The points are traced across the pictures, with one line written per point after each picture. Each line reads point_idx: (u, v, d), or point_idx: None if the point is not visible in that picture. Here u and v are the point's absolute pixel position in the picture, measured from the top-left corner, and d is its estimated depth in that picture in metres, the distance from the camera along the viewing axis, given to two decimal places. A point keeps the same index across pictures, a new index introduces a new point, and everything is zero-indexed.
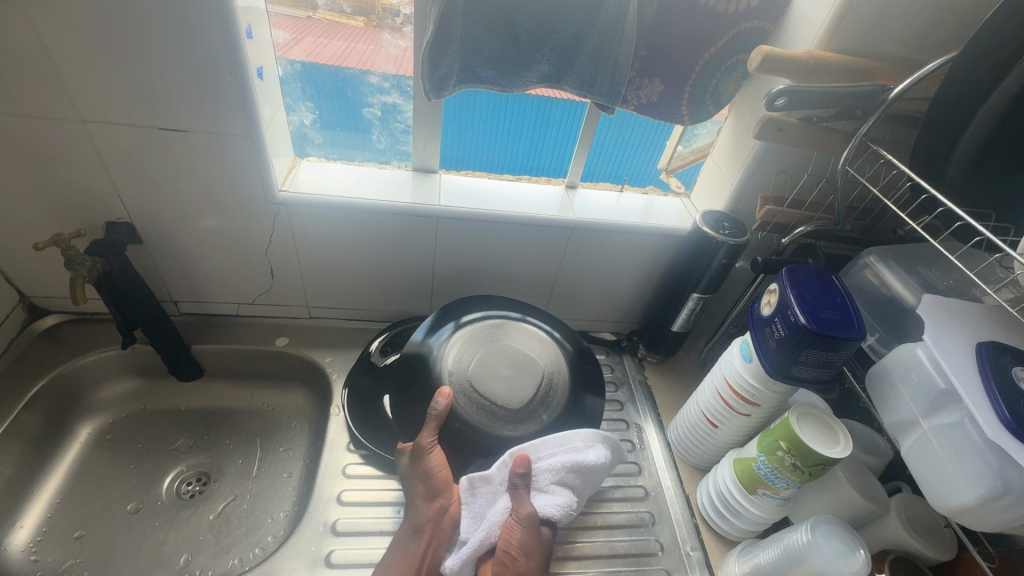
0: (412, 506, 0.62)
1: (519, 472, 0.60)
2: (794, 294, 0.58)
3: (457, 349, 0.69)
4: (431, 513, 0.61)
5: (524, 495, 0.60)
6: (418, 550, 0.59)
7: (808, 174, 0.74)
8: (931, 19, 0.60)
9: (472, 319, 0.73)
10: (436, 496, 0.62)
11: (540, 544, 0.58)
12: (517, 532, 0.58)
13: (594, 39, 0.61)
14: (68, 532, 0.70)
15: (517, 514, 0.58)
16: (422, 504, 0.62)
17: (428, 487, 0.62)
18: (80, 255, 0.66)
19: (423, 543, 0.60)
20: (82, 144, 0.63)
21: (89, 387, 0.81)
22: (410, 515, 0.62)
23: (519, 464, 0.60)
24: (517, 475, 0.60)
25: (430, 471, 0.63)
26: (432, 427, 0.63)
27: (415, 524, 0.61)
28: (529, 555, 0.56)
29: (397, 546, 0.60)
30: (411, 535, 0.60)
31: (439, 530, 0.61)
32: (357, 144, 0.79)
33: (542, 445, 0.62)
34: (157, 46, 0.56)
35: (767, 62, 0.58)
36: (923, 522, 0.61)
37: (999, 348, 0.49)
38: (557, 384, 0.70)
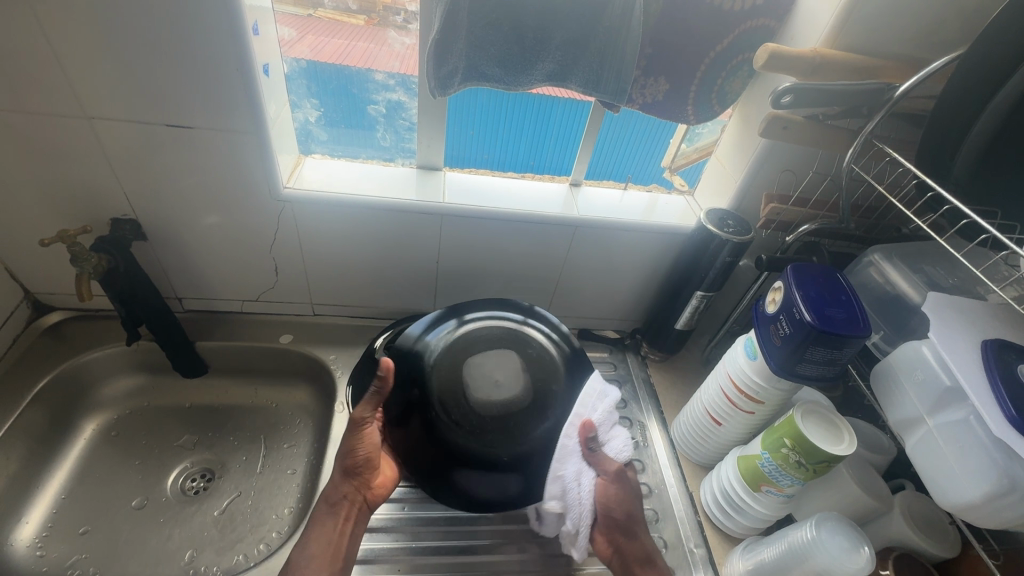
0: (331, 480, 0.64)
1: (590, 437, 0.64)
2: (799, 292, 0.58)
3: (453, 348, 0.66)
4: (346, 491, 0.62)
5: (601, 452, 0.66)
6: (333, 526, 0.60)
7: (812, 172, 0.74)
8: (937, 17, 0.60)
9: (472, 317, 0.71)
10: (353, 475, 0.63)
11: (625, 482, 0.66)
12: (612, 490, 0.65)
13: (599, 38, 0.61)
14: (73, 528, 0.70)
15: (608, 475, 0.65)
16: (341, 480, 0.63)
17: (348, 464, 0.63)
18: (85, 252, 0.65)
19: (339, 521, 0.61)
20: (88, 140, 0.63)
21: (93, 383, 0.81)
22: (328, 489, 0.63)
23: (588, 430, 0.64)
24: (590, 439, 0.64)
25: (354, 448, 0.63)
26: (370, 404, 0.63)
27: (331, 500, 0.62)
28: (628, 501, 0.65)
29: (318, 524, 0.60)
30: (328, 511, 0.61)
31: (354, 510, 0.62)
32: (362, 142, 0.79)
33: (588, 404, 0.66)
34: (164, 43, 0.56)
35: (772, 60, 0.58)
36: (926, 519, 0.61)
37: (1004, 346, 0.49)
38: (547, 388, 0.65)
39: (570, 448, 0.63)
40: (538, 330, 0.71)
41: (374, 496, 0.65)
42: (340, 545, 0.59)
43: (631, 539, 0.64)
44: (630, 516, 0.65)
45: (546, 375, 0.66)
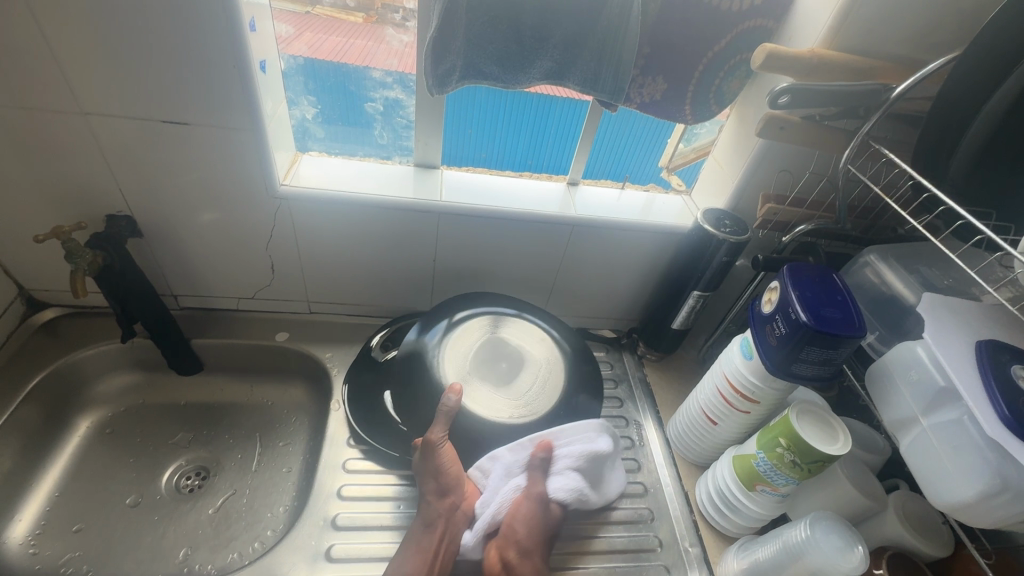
0: (425, 501, 0.63)
1: (540, 454, 0.63)
2: (795, 292, 0.58)
3: (454, 346, 0.71)
4: (442, 509, 0.62)
5: (540, 475, 0.63)
6: (430, 545, 0.60)
7: (810, 172, 0.74)
8: (934, 19, 0.61)
9: (467, 316, 0.74)
10: (446, 493, 0.63)
11: (546, 518, 0.61)
12: (524, 508, 0.61)
13: (597, 36, 0.61)
14: (67, 526, 0.70)
15: (529, 491, 0.62)
16: (434, 500, 0.63)
17: (439, 483, 0.63)
18: (81, 248, 0.65)
19: (436, 539, 0.60)
20: (83, 136, 0.62)
21: (88, 380, 0.80)
22: (422, 511, 0.63)
23: (542, 448, 0.64)
24: (537, 459, 0.63)
25: (441, 468, 0.63)
26: (443, 423, 0.64)
27: (428, 520, 0.62)
28: (535, 527, 0.60)
29: (413, 542, 0.60)
30: (424, 531, 0.61)
31: (449, 526, 0.62)
32: (359, 139, 0.79)
33: (561, 432, 0.65)
34: (161, 39, 0.56)
35: (770, 61, 0.58)
36: (920, 519, 0.61)
37: (998, 347, 0.49)
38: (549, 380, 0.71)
39: (516, 458, 0.64)
40: (529, 320, 0.76)
41: (470, 505, 0.64)
42: (434, 564, 0.58)
43: (524, 560, 0.58)
44: (534, 544, 0.59)
45: (545, 361, 0.73)
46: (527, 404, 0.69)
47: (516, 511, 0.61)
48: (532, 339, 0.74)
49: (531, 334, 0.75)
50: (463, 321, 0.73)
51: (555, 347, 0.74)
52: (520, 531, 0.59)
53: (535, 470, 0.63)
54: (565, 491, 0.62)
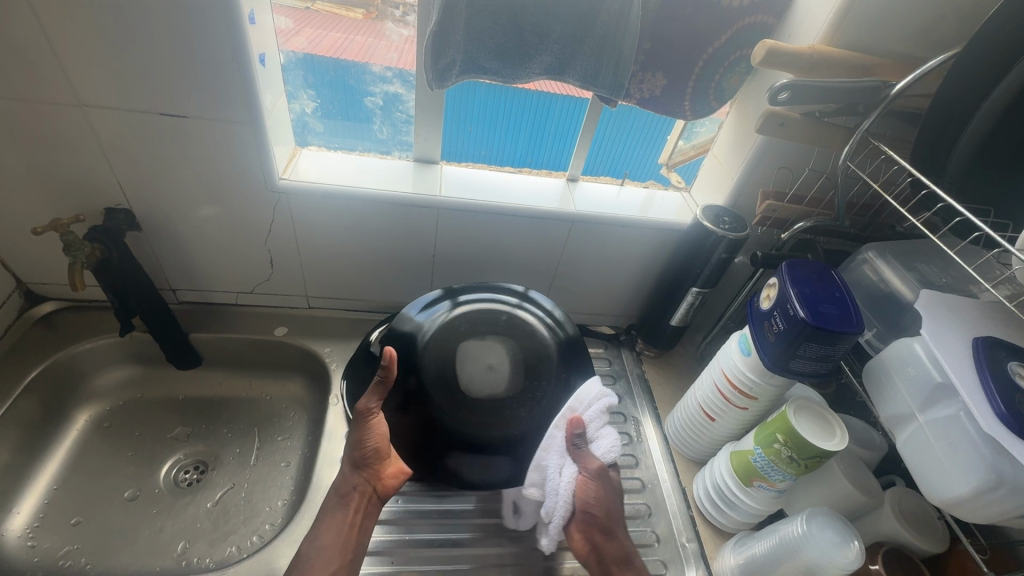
0: (341, 472, 0.63)
1: (575, 433, 0.60)
2: (794, 288, 0.58)
3: (444, 330, 0.66)
4: (357, 484, 0.62)
5: (587, 449, 0.61)
6: (344, 519, 0.60)
7: (809, 169, 0.74)
8: (935, 16, 0.61)
9: (467, 301, 0.71)
10: (363, 468, 0.63)
11: (608, 487, 0.61)
12: (591, 488, 0.60)
13: (598, 32, 0.61)
14: (65, 519, 0.70)
15: (586, 470, 0.60)
16: (351, 473, 0.62)
17: (357, 457, 0.62)
18: (79, 241, 0.65)
19: (350, 513, 0.60)
20: (82, 129, 0.62)
21: (86, 374, 0.80)
22: (338, 481, 0.63)
23: (574, 427, 0.61)
24: (576, 436, 0.61)
25: (363, 442, 0.62)
26: (375, 394, 0.62)
27: (341, 493, 0.62)
28: (607, 503, 0.60)
29: (328, 516, 0.60)
30: (337, 504, 0.61)
31: (362, 503, 0.62)
32: (359, 134, 0.79)
33: (578, 401, 0.62)
34: (160, 31, 0.56)
35: (770, 57, 0.58)
36: (916, 515, 0.62)
37: (995, 343, 0.50)
38: (541, 377, 0.66)
39: (555, 441, 0.61)
40: (531, 314, 0.71)
41: (386, 488, 0.64)
42: (352, 538, 0.59)
43: (608, 537, 0.60)
44: (609, 515, 0.60)
45: (538, 359, 0.67)
46: (515, 401, 0.64)
47: (581, 491, 0.60)
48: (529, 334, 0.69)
49: (531, 329, 0.69)
50: (462, 306, 0.69)
51: (552, 341, 0.69)
52: (595, 509, 0.60)
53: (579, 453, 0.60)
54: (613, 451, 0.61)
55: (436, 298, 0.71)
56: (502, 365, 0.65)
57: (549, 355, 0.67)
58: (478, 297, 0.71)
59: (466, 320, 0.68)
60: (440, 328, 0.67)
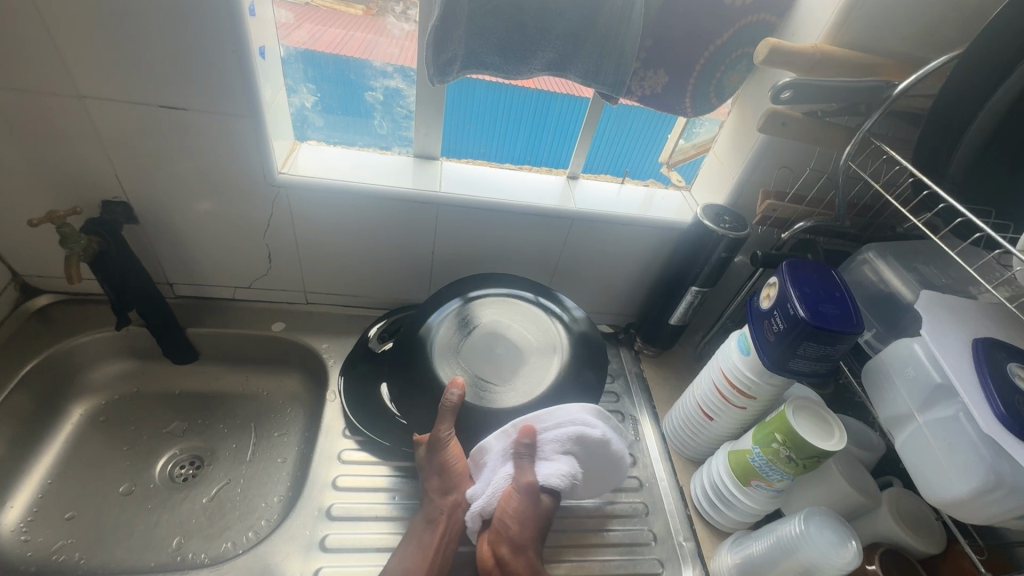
0: (428, 498, 0.63)
1: (524, 441, 0.59)
2: (794, 288, 0.58)
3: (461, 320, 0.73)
4: (446, 505, 0.61)
5: (529, 462, 0.59)
6: (432, 543, 0.59)
7: (810, 169, 0.74)
8: (938, 15, 0.60)
9: (481, 296, 0.75)
10: (451, 489, 0.62)
11: (538, 512, 0.57)
12: (515, 500, 0.57)
13: (600, 28, 0.61)
14: (59, 513, 0.69)
15: (518, 482, 0.57)
16: (438, 498, 0.62)
17: (444, 481, 0.62)
18: (75, 234, 0.65)
19: (437, 536, 0.59)
20: (79, 120, 0.62)
21: (81, 368, 0.80)
22: (426, 507, 0.62)
23: (523, 434, 0.60)
24: (524, 446, 0.59)
25: (447, 464, 0.62)
26: (446, 420, 0.62)
27: (429, 516, 0.61)
28: (524, 522, 0.56)
29: (412, 538, 0.60)
30: (424, 527, 0.60)
31: (452, 523, 0.61)
32: (359, 129, 0.78)
33: (545, 416, 0.62)
34: (160, 21, 0.55)
35: (772, 55, 0.58)
36: (913, 515, 0.62)
37: (994, 344, 0.50)
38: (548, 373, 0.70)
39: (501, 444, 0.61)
40: (544, 311, 0.75)
41: (476, 501, 0.63)
42: (436, 560, 0.58)
43: (518, 555, 0.55)
44: (529, 536, 0.56)
45: (549, 347, 0.72)
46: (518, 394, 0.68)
47: (506, 506, 0.57)
48: (541, 325, 0.74)
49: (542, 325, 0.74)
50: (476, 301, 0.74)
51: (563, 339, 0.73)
52: (511, 525, 0.55)
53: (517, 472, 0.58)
54: (560, 476, 0.58)
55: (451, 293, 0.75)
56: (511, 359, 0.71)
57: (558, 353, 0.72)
58: (498, 292, 0.76)
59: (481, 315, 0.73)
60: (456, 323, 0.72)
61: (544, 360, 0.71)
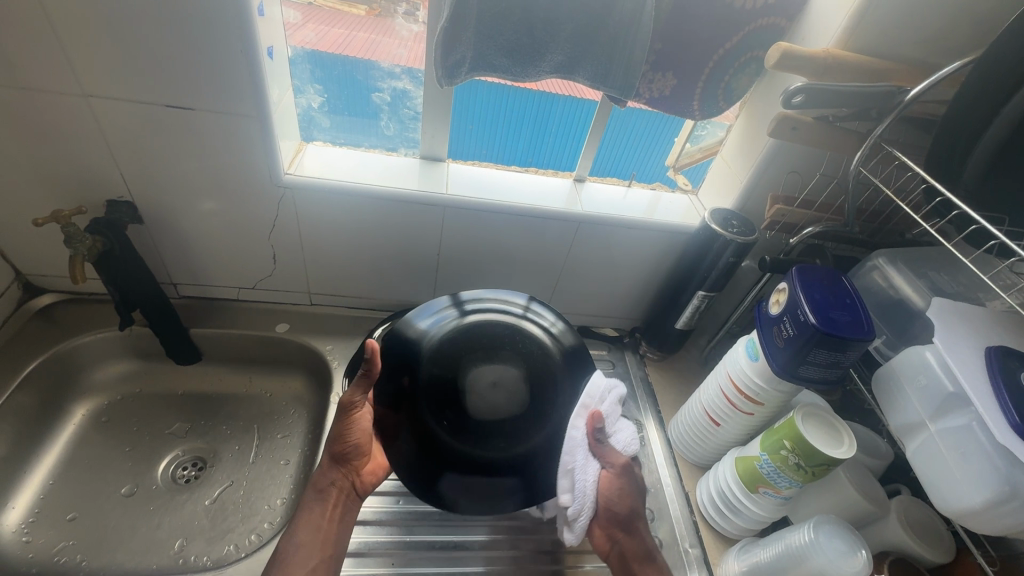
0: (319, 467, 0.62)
1: (598, 427, 0.59)
2: (804, 293, 0.57)
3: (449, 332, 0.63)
4: (337, 479, 0.61)
5: (608, 445, 0.60)
6: (323, 514, 0.59)
7: (819, 174, 0.73)
8: (950, 21, 0.60)
9: (473, 309, 0.66)
10: (340, 462, 0.62)
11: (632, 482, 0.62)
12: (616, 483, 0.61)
13: (610, 31, 0.60)
14: (61, 515, 0.69)
15: (614, 466, 0.60)
16: (328, 468, 0.62)
17: (338, 453, 0.61)
18: (80, 234, 0.64)
19: (328, 509, 0.60)
20: (84, 119, 0.61)
21: (84, 368, 0.79)
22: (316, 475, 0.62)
23: (596, 421, 0.59)
24: (598, 431, 0.59)
25: (346, 432, 0.61)
26: (360, 383, 0.59)
27: (320, 487, 0.61)
28: (631, 497, 0.61)
29: (306, 510, 0.59)
30: (315, 498, 0.60)
31: (341, 499, 0.61)
32: (365, 131, 0.78)
33: (591, 393, 0.60)
34: (168, 21, 0.55)
35: (784, 59, 0.57)
36: (922, 524, 0.61)
37: (1007, 352, 0.49)
38: (544, 398, 0.62)
39: (576, 440, 0.58)
40: (536, 324, 0.67)
41: (363, 484, 0.64)
42: (328, 531, 0.58)
43: (631, 534, 0.61)
44: (633, 512, 0.62)
45: (542, 379, 0.63)
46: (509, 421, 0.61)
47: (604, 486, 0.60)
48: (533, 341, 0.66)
49: (537, 341, 0.65)
50: (467, 314, 0.65)
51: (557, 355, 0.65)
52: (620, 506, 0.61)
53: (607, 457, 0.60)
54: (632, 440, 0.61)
55: (440, 300, 0.67)
56: (505, 381, 0.62)
57: (553, 372, 0.64)
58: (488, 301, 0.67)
59: (471, 329, 0.64)
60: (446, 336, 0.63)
61: (537, 381, 0.63)
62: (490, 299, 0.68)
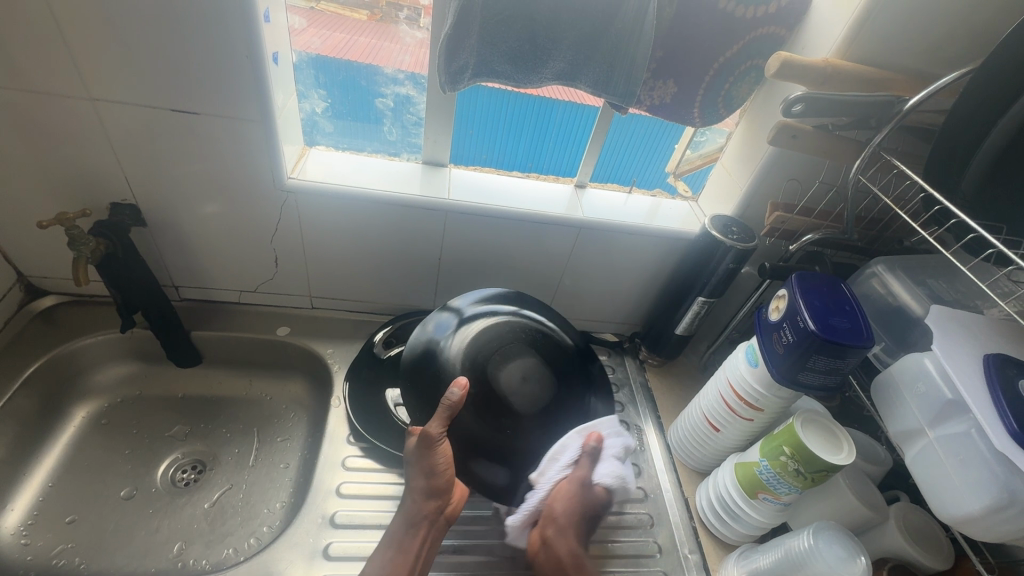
0: (410, 499, 0.60)
1: (590, 444, 0.64)
2: (804, 300, 0.58)
3: (467, 344, 0.67)
4: (427, 511, 0.59)
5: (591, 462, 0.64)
6: (415, 548, 0.58)
7: (818, 182, 0.74)
8: (947, 32, 0.61)
9: (481, 313, 0.71)
10: (434, 495, 0.60)
11: (587, 498, 0.62)
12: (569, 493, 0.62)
13: (611, 39, 0.61)
14: (60, 517, 0.69)
15: (574, 475, 0.62)
16: (421, 501, 0.59)
17: (431, 484, 0.60)
18: (83, 235, 0.65)
19: (419, 542, 0.58)
20: (89, 122, 0.62)
21: (85, 370, 0.79)
22: (407, 509, 0.60)
23: (592, 438, 0.64)
24: (591, 448, 0.64)
25: (435, 466, 0.60)
26: (443, 418, 0.59)
27: (412, 521, 0.59)
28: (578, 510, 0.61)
29: (393, 542, 0.58)
30: (407, 531, 0.59)
31: (433, 530, 0.60)
32: (368, 135, 0.78)
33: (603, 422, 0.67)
34: (174, 26, 0.55)
35: (784, 69, 0.58)
36: (921, 531, 0.61)
37: (1006, 360, 0.49)
38: (565, 384, 0.71)
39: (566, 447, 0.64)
40: (530, 316, 0.73)
41: (453, 513, 0.62)
42: (415, 568, 0.57)
43: (562, 537, 0.60)
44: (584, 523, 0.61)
45: (555, 361, 0.72)
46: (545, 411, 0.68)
47: (558, 490, 0.62)
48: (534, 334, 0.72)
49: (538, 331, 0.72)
50: (475, 319, 0.69)
51: (557, 340, 0.74)
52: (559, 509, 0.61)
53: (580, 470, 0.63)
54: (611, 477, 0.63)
55: (440, 313, 0.71)
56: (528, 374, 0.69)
57: (564, 358, 0.73)
58: (484, 305, 0.71)
59: (482, 332, 0.69)
60: (462, 344, 0.67)
61: (555, 369, 0.71)
62: (484, 302, 0.72)
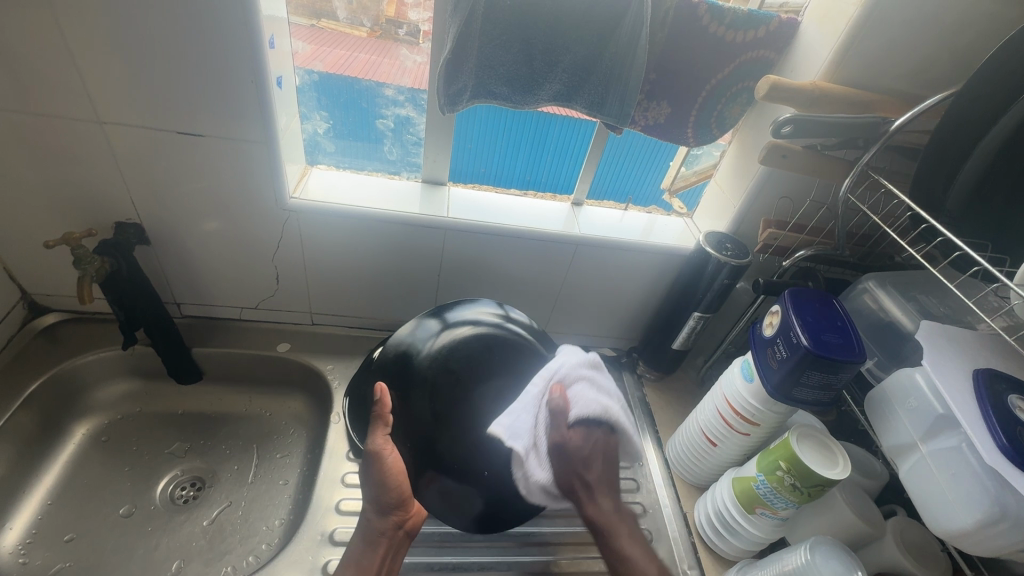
0: (366, 517, 0.61)
1: (556, 394, 0.54)
2: (797, 317, 0.59)
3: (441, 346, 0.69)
4: (385, 528, 0.61)
5: (568, 409, 0.54)
6: (372, 564, 0.59)
7: (810, 200, 0.76)
8: (929, 56, 0.63)
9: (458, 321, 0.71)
10: (391, 512, 0.62)
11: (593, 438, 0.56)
12: (579, 438, 0.55)
13: (606, 63, 0.63)
14: (59, 535, 0.69)
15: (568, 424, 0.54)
16: (377, 518, 0.61)
17: (382, 502, 0.61)
18: (88, 255, 0.66)
19: (379, 557, 0.60)
20: (96, 143, 0.63)
21: (86, 388, 0.80)
22: (363, 526, 0.61)
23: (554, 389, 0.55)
24: (557, 394, 0.54)
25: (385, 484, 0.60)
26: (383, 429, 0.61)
27: (368, 538, 0.60)
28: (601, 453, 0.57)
29: (355, 561, 0.59)
30: (365, 549, 0.60)
31: (392, 545, 0.61)
32: (368, 155, 0.80)
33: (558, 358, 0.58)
34: (181, 54, 0.57)
35: (774, 91, 0.60)
36: (919, 546, 0.61)
37: (995, 376, 0.50)
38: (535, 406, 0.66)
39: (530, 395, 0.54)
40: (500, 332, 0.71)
41: (413, 526, 0.64)
42: None
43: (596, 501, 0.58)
44: (602, 461, 0.57)
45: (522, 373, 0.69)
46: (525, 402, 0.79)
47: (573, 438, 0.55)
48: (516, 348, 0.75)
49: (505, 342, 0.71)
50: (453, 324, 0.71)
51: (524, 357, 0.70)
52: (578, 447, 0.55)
53: (557, 417, 0.54)
54: (597, 400, 0.56)
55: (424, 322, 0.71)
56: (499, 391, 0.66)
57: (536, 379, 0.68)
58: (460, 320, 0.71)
59: (460, 336, 0.70)
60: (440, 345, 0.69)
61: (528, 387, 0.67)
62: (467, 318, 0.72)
